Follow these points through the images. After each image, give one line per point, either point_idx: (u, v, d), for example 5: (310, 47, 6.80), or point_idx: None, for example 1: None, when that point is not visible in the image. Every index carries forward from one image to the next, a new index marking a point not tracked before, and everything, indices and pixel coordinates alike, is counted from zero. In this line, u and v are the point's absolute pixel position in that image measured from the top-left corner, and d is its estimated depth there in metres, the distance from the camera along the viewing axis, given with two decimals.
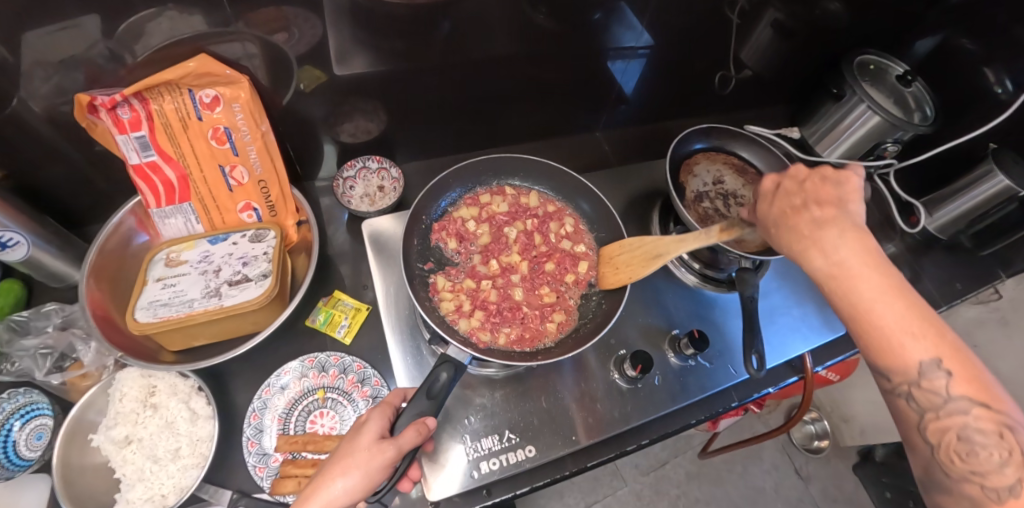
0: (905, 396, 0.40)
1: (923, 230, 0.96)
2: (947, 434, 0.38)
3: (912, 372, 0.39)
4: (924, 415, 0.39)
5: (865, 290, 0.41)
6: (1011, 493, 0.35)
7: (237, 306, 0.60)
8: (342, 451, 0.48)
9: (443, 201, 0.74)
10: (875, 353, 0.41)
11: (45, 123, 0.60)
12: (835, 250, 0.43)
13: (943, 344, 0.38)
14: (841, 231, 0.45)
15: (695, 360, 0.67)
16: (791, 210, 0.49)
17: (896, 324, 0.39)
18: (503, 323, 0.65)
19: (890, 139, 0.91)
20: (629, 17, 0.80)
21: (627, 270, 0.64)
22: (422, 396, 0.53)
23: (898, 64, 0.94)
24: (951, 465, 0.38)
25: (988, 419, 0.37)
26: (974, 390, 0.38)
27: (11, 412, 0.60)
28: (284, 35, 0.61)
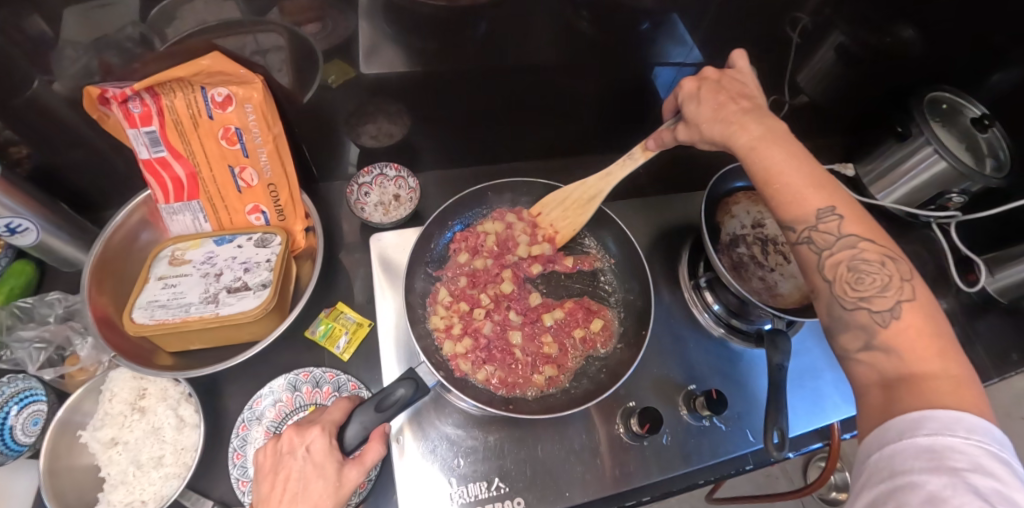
0: (806, 240, 0.46)
1: (981, 290, 0.87)
2: (841, 268, 0.44)
3: (812, 218, 0.45)
4: (822, 254, 0.45)
5: (773, 155, 0.47)
6: (893, 314, 0.41)
7: (232, 316, 0.58)
8: (308, 483, 0.43)
9: (462, 218, 0.71)
10: (782, 205, 0.47)
11: (69, 105, 0.59)
12: (753, 129, 0.49)
13: (836, 197, 0.46)
14: (758, 116, 0.51)
15: (710, 421, 0.61)
16: (715, 102, 0.53)
17: (798, 180, 0.46)
18: (487, 361, 0.61)
19: (956, 189, 0.83)
20: (680, 30, 0.74)
21: (567, 227, 0.66)
22: (379, 412, 0.49)
23: (977, 106, 0.82)
24: (845, 297, 0.44)
25: (871, 253, 0.44)
26: (862, 230, 0.44)
27: (8, 397, 0.58)
28: (316, 26, 0.58)
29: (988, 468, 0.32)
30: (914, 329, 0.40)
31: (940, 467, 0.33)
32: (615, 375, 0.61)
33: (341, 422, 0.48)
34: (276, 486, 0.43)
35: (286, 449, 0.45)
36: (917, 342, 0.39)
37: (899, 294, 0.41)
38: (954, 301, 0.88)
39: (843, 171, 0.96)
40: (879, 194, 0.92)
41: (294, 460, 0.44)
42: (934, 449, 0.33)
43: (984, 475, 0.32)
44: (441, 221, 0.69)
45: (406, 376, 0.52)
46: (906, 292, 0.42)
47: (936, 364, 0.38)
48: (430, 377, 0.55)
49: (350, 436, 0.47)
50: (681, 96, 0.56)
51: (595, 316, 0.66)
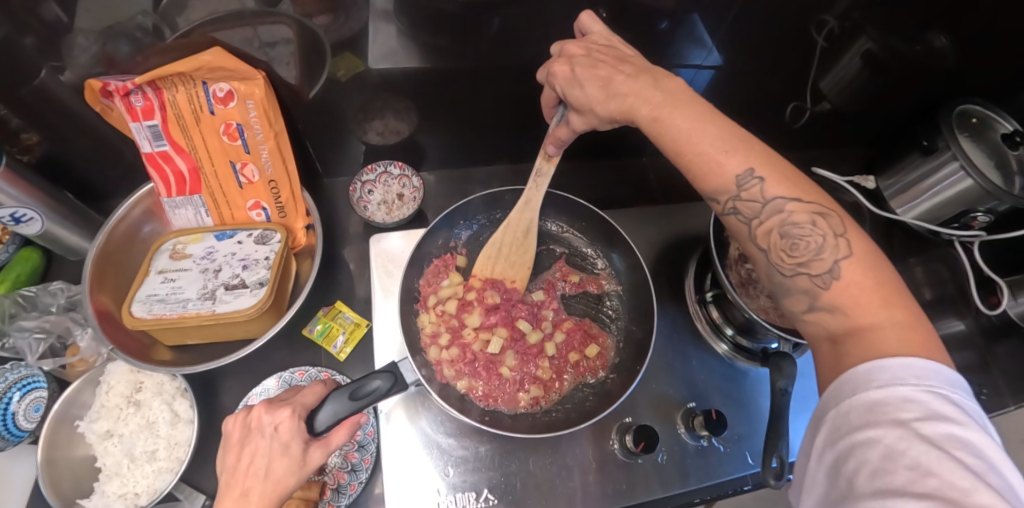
0: (734, 211, 0.44)
1: (1003, 313, 0.83)
2: (773, 235, 0.43)
3: (732, 188, 0.43)
4: (752, 223, 0.44)
5: (682, 124, 0.44)
6: (831, 275, 0.39)
7: (228, 314, 0.58)
8: (272, 462, 0.41)
9: (457, 227, 0.69)
10: (701, 179, 0.45)
11: (78, 94, 0.59)
12: (652, 100, 0.46)
13: (753, 156, 0.43)
14: (650, 81, 0.48)
15: (709, 441, 0.60)
16: (599, 79, 0.48)
17: (711, 146, 0.44)
18: (471, 376, 0.60)
19: (982, 208, 0.79)
20: (700, 31, 0.71)
21: (517, 270, 0.66)
22: (354, 401, 0.46)
23: (1010, 121, 0.79)
24: (783, 263, 0.42)
25: (800, 211, 0.42)
26: (787, 189, 0.42)
27: (11, 383, 0.61)
28: (327, 17, 0.56)
29: (943, 415, 0.32)
30: (854, 288, 0.38)
31: (891, 419, 0.32)
32: (601, 403, 0.59)
33: (313, 406, 0.45)
34: (242, 458, 0.41)
35: (251, 427, 0.42)
36: (860, 297, 0.38)
37: (836, 253, 0.40)
38: (973, 323, 0.85)
39: (865, 184, 0.93)
40: (900, 210, 0.89)
41: (261, 438, 0.42)
42: (888, 403, 0.33)
43: (936, 422, 0.31)
44: (433, 235, 0.67)
45: (385, 368, 0.49)
46: (844, 247, 0.40)
47: (880, 314, 0.37)
48: (410, 374, 0.53)
49: (321, 419, 0.44)
50: (558, 83, 0.52)
51: (591, 342, 0.64)
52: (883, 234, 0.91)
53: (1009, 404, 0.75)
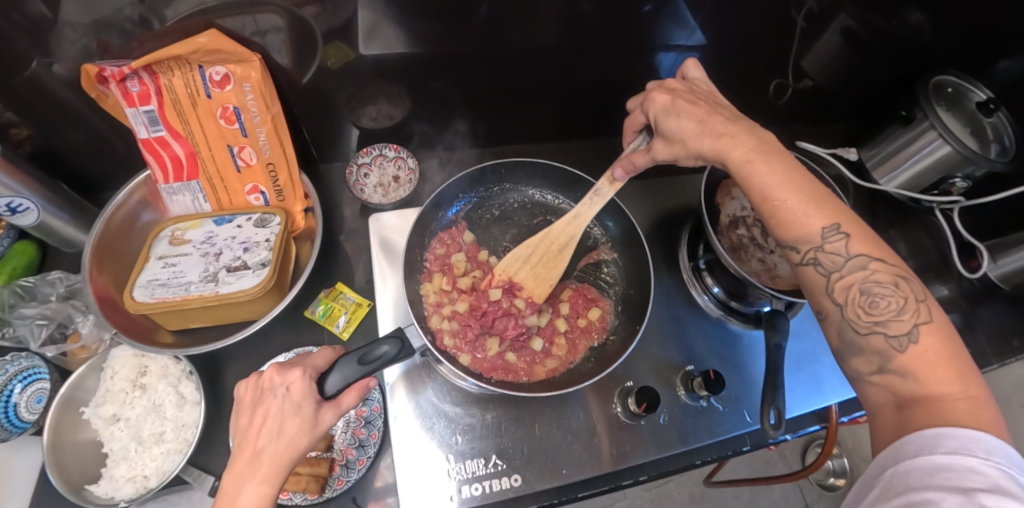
0: (813, 262, 0.48)
1: (983, 276, 0.87)
2: (852, 290, 0.46)
3: (817, 239, 0.47)
4: (832, 277, 0.47)
5: (769, 174, 0.48)
6: (909, 338, 0.43)
7: (232, 294, 0.58)
8: (285, 421, 0.41)
9: (457, 200, 0.70)
10: (784, 227, 0.49)
11: (67, 86, 0.59)
12: (744, 144, 0.50)
13: (839, 215, 0.47)
14: (748, 128, 0.51)
15: (707, 402, 0.62)
16: (695, 116, 0.51)
17: (797, 200, 0.48)
18: (480, 344, 0.60)
19: (961, 173, 0.82)
20: (682, 13, 0.73)
21: (539, 285, 0.63)
22: (362, 366, 0.48)
23: (983, 89, 0.81)
24: (859, 320, 0.46)
25: (882, 273, 0.46)
26: (870, 250, 0.46)
27: (11, 375, 0.61)
28: (313, 9, 0.57)
29: (1008, 490, 0.33)
30: (933, 353, 0.41)
31: (956, 486, 0.33)
32: (601, 364, 0.61)
33: (324, 370, 0.47)
34: (255, 420, 0.42)
35: (265, 389, 0.43)
36: (933, 365, 0.41)
37: (916, 317, 0.43)
38: (956, 288, 0.87)
39: (846, 156, 0.95)
40: (882, 180, 0.92)
41: (274, 398, 0.43)
42: (952, 470, 0.34)
43: (1001, 496, 0.32)
44: (433, 210, 0.68)
45: (393, 334, 0.51)
46: (921, 313, 0.43)
47: (953, 386, 0.40)
48: (418, 340, 0.56)
49: (331, 383, 0.46)
50: (653, 109, 0.53)
51: (595, 306, 0.65)
52: (867, 203, 0.94)
53: (990, 362, 0.78)
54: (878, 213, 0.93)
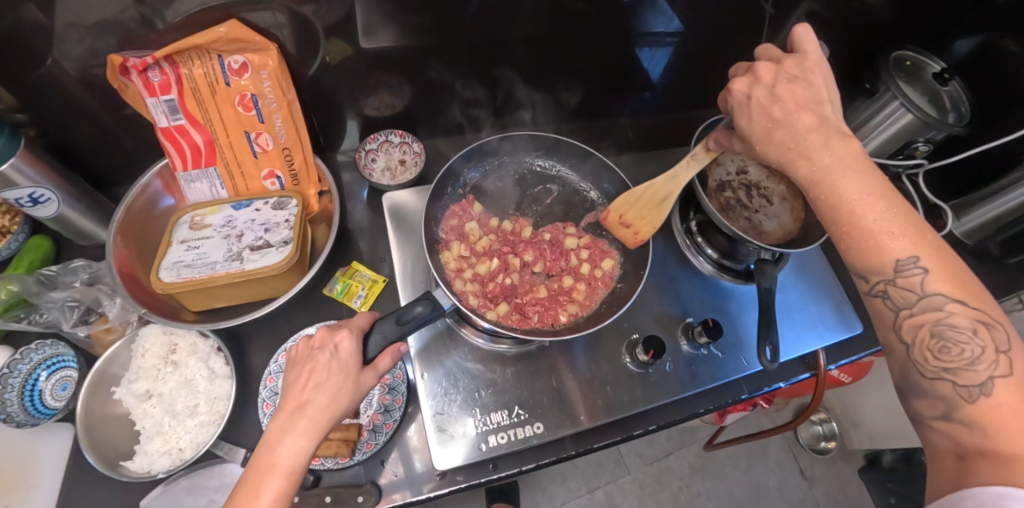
0: (883, 295, 0.45)
1: (949, 234, 0.94)
2: (923, 331, 0.43)
3: (889, 272, 0.44)
4: (901, 313, 0.44)
5: (848, 193, 0.45)
6: (981, 390, 0.40)
7: (257, 270, 0.61)
8: (332, 377, 0.45)
9: (470, 168, 0.74)
10: (854, 253, 0.46)
11: (77, 83, 0.62)
12: (817, 158, 0.47)
13: (921, 246, 0.43)
14: (824, 139, 0.47)
15: (707, 350, 0.68)
16: (768, 120, 0.49)
17: (875, 225, 0.44)
18: (496, 299, 0.66)
19: (922, 138, 0.89)
20: (660, 3, 0.77)
21: (646, 224, 0.67)
22: (399, 326, 0.51)
23: (938, 61, 0.89)
24: (926, 364, 0.43)
25: (963, 316, 0.42)
26: (950, 288, 0.42)
27: (37, 363, 0.63)
28: (311, 7, 0.61)
29: None
30: (1008, 409, 0.38)
31: None
32: (611, 306, 0.66)
33: (366, 331, 0.50)
34: (303, 375, 0.45)
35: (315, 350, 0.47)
36: (1008, 422, 0.38)
37: (993, 369, 0.40)
38: None
39: None
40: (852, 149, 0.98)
41: (322, 356, 0.46)
42: None
43: None
44: (445, 181, 0.72)
45: (424, 296, 0.54)
46: (1001, 364, 0.40)
47: None
48: (446, 299, 0.55)
49: (372, 345, 0.49)
50: (731, 103, 0.53)
51: (586, 250, 0.72)
52: None
53: None
54: None
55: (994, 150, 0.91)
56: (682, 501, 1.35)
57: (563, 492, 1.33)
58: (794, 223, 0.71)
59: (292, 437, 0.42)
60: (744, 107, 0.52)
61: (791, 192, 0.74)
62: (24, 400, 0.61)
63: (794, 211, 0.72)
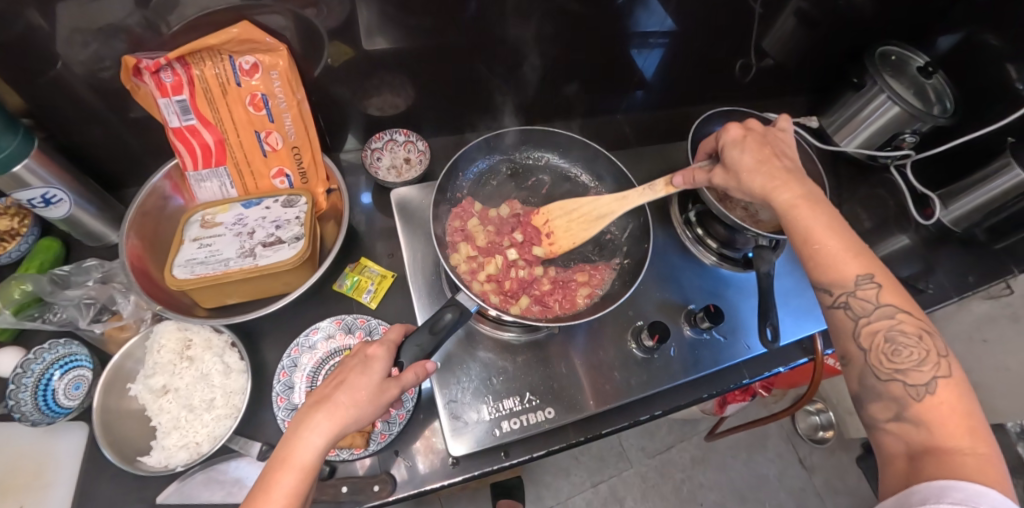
0: (844, 305, 0.50)
1: (937, 223, 0.97)
2: (878, 337, 0.48)
3: (850, 285, 0.50)
4: (859, 321, 0.49)
5: (812, 220, 0.53)
6: (927, 389, 0.44)
7: (271, 266, 0.62)
8: (357, 378, 0.47)
9: (479, 160, 0.77)
10: (820, 268, 0.52)
11: (84, 88, 0.63)
12: (794, 190, 0.55)
13: (874, 267, 0.51)
14: (795, 180, 0.56)
15: (708, 335, 0.71)
16: (756, 155, 0.58)
17: (837, 248, 0.52)
18: (517, 295, 0.69)
19: (909, 129, 0.92)
20: (653, 3, 0.79)
21: (567, 239, 0.70)
22: (433, 335, 0.54)
23: (921, 55, 0.93)
24: (881, 367, 0.47)
25: (909, 325, 0.48)
26: (898, 302, 0.49)
27: (50, 363, 0.63)
28: (313, 10, 0.62)
29: None
30: (947, 407, 0.43)
31: None
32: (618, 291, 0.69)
33: (398, 343, 0.53)
34: (332, 382, 0.48)
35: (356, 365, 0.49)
36: (949, 417, 0.42)
37: (936, 370, 0.44)
38: (915, 235, 0.97)
39: (809, 124, 1.06)
40: (843, 141, 1.02)
41: (355, 362, 0.49)
42: None
43: None
44: (453, 173, 0.74)
45: (451, 302, 0.57)
46: (942, 367, 0.45)
47: (965, 442, 0.41)
48: (472, 302, 0.57)
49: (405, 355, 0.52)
50: (726, 138, 0.61)
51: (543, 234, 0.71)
52: (831, 166, 1.04)
53: (951, 296, 0.88)
54: (842, 172, 1.04)
55: (978, 140, 0.94)
56: (685, 493, 1.37)
57: (568, 486, 1.34)
58: None
59: (315, 434, 0.44)
60: (737, 143, 0.60)
61: None
62: (37, 399, 0.62)
63: None
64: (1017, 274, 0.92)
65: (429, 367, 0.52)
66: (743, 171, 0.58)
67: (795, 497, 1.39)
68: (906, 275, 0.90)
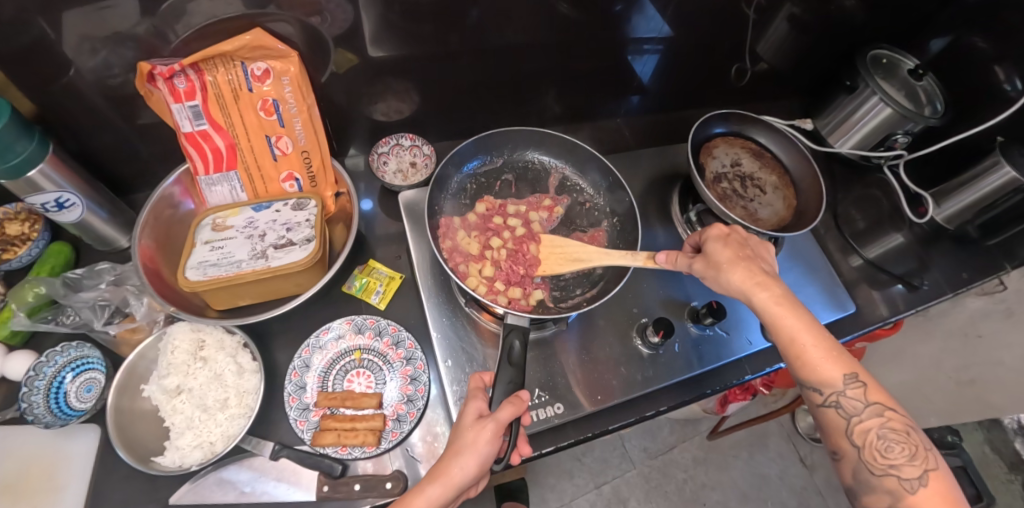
0: (834, 404, 0.50)
1: (930, 220, 0.99)
2: (869, 435, 0.48)
3: (839, 384, 0.50)
4: (851, 420, 0.49)
5: (799, 319, 0.52)
6: (920, 481, 0.45)
7: (283, 267, 0.63)
8: (459, 427, 0.52)
9: (468, 162, 0.81)
10: (808, 368, 0.51)
11: (94, 95, 0.64)
12: (773, 289, 0.55)
13: (856, 365, 0.51)
14: (775, 279, 0.56)
15: (711, 330, 0.73)
16: (733, 254, 0.58)
17: (822, 346, 0.52)
18: (529, 287, 0.71)
19: (902, 130, 0.94)
20: (649, 9, 0.82)
21: (546, 264, 0.71)
22: (513, 365, 0.58)
23: (910, 59, 0.96)
24: (874, 463, 0.47)
25: (896, 421, 0.48)
26: (884, 399, 0.49)
27: (63, 365, 0.64)
28: (318, 19, 0.64)
29: None
30: (940, 498, 0.44)
31: None
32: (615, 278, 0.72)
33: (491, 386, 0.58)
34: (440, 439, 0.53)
35: (466, 423, 0.52)
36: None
37: (925, 463, 0.45)
38: (908, 234, 1.00)
39: (804, 126, 1.08)
40: (837, 143, 1.04)
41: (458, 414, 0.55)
42: None
43: None
44: (440, 186, 0.77)
45: (511, 329, 0.61)
46: (929, 460, 0.46)
47: None
48: (522, 319, 0.62)
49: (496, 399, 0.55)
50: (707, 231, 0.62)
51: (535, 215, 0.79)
52: (825, 166, 1.07)
53: (945, 293, 0.90)
54: (837, 173, 1.06)
55: (969, 139, 0.97)
56: (688, 493, 1.37)
57: (571, 488, 1.35)
58: (787, 210, 0.83)
59: (435, 485, 0.48)
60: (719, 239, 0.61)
61: (782, 183, 0.86)
62: (49, 402, 0.62)
63: (786, 200, 0.84)
64: (1008, 271, 0.94)
65: (524, 401, 0.53)
66: (722, 266, 0.58)
67: (797, 495, 1.40)
68: (902, 273, 0.92)
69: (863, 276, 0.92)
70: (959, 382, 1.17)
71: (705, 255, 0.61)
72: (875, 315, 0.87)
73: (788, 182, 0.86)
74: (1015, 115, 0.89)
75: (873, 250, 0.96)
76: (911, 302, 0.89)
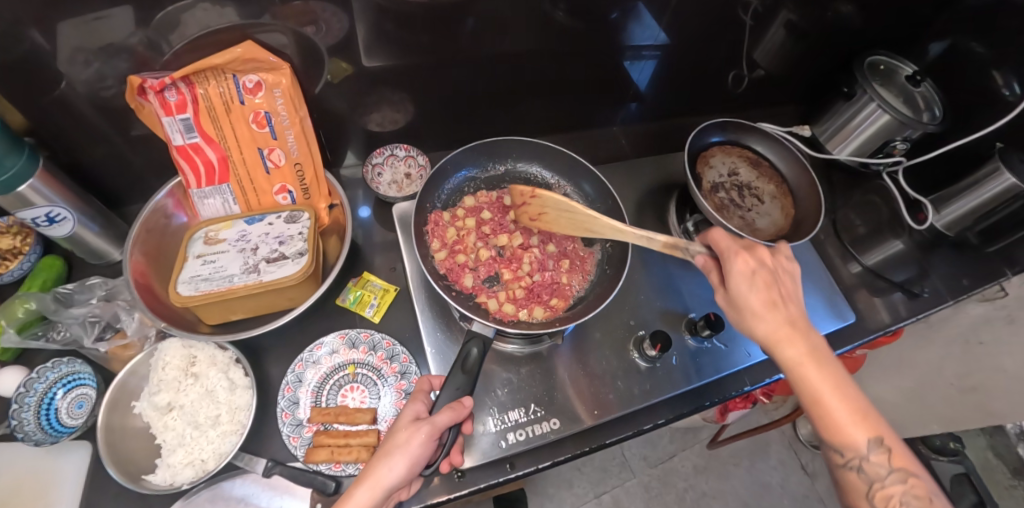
0: (856, 468, 0.47)
1: (930, 227, 0.99)
2: (892, 501, 0.46)
3: (862, 449, 0.46)
4: (872, 485, 0.47)
5: (822, 381, 0.48)
6: None
7: (275, 281, 0.63)
8: (395, 429, 0.53)
9: (464, 167, 0.81)
10: (829, 430, 0.48)
11: (87, 108, 0.64)
12: (801, 345, 0.50)
13: (880, 428, 0.47)
14: (800, 329, 0.51)
15: (709, 343, 0.72)
16: (757, 298, 0.53)
17: (846, 408, 0.47)
18: (533, 303, 0.70)
19: (900, 137, 0.93)
20: (645, 16, 0.81)
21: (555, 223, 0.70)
22: (465, 372, 0.59)
23: (908, 64, 0.96)
24: None
25: (919, 488, 0.46)
26: (908, 465, 0.46)
27: (52, 382, 0.62)
28: (312, 28, 0.64)
29: None
30: None
31: None
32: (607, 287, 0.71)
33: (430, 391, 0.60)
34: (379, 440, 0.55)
35: (402, 424, 0.53)
36: None
37: None
38: (909, 240, 0.99)
39: (801, 133, 1.07)
40: (835, 149, 1.04)
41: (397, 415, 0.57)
42: None
43: None
44: (437, 181, 0.78)
45: (472, 336, 0.61)
46: None
47: None
48: (489, 328, 0.62)
49: (437, 404, 0.56)
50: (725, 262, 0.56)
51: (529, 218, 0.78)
52: (823, 174, 1.06)
53: (945, 300, 0.89)
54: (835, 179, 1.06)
55: (968, 145, 0.96)
56: (688, 501, 1.36)
57: (571, 498, 1.33)
58: (784, 219, 0.82)
59: (363, 488, 0.48)
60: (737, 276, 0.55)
61: (779, 191, 0.85)
62: (41, 419, 0.60)
63: (783, 208, 0.83)
64: (1009, 277, 0.93)
65: (464, 407, 0.55)
66: (749, 313, 0.52)
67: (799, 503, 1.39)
68: (902, 280, 0.91)
69: (861, 282, 0.91)
70: (962, 388, 1.15)
71: (730, 296, 0.55)
72: (876, 322, 0.86)
73: (786, 190, 0.85)
74: (1015, 119, 0.89)
75: (872, 256, 0.95)
76: (911, 309, 0.88)
